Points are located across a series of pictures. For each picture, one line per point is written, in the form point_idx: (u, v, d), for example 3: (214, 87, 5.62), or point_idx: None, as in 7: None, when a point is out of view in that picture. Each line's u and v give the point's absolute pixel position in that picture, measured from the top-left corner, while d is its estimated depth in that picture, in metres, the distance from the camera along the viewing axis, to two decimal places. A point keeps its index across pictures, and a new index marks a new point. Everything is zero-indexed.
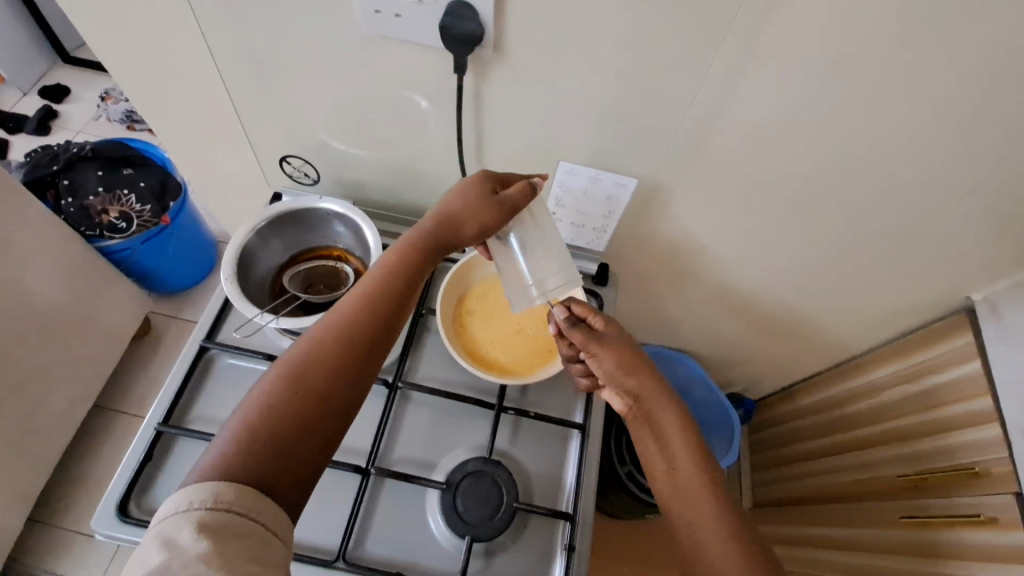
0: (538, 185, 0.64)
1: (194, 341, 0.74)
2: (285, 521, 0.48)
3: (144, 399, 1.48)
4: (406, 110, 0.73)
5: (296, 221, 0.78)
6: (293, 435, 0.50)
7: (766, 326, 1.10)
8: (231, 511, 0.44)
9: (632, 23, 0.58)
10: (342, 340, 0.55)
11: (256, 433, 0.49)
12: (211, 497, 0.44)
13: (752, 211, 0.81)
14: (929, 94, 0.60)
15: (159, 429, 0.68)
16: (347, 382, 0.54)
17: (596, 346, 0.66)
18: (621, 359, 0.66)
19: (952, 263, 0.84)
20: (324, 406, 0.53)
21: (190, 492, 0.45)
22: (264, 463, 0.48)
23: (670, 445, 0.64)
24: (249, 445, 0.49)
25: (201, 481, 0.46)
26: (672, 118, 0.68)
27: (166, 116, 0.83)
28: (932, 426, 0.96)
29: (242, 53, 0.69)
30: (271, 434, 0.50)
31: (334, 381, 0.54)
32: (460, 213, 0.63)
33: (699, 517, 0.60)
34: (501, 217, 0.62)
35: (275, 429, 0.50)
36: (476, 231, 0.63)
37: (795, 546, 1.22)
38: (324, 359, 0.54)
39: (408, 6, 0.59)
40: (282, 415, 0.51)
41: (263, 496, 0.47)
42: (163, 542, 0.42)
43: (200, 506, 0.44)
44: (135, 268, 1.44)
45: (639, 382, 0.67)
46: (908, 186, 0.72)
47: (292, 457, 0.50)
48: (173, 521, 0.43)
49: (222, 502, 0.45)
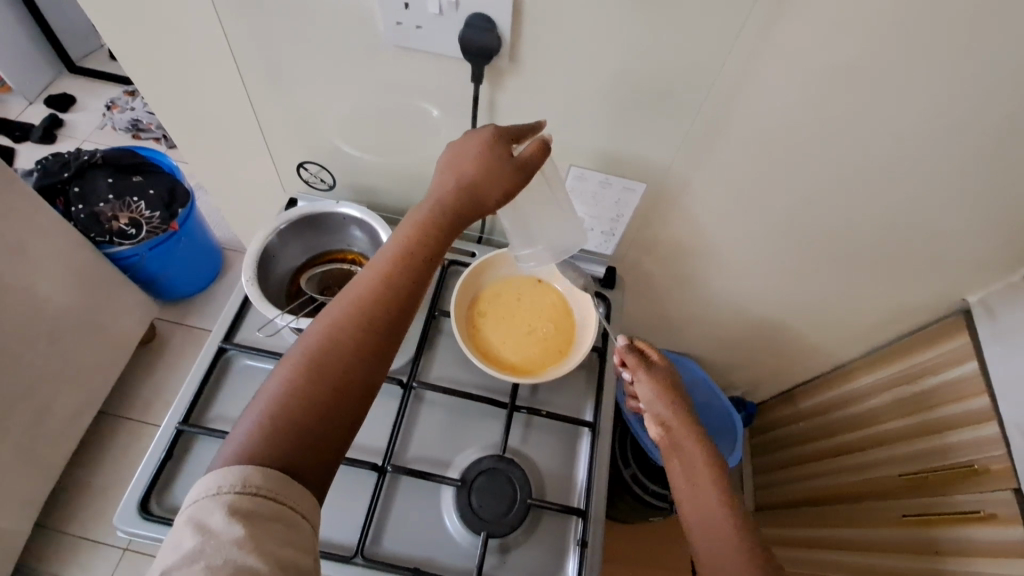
0: (551, 143, 0.62)
1: (213, 342, 0.76)
2: (313, 504, 0.49)
3: (150, 405, 1.49)
4: (421, 118, 0.75)
5: (313, 225, 0.80)
6: (327, 409, 0.52)
7: (767, 329, 1.12)
8: (260, 495, 0.46)
9: (644, 34, 0.61)
10: (369, 313, 0.56)
11: (290, 409, 0.51)
12: (240, 481, 0.46)
13: (756, 216, 0.83)
14: (926, 102, 0.63)
15: (180, 428, 0.69)
16: (366, 359, 0.55)
17: (642, 373, 0.73)
18: (659, 390, 0.73)
19: (948, 266, 0.87)
20: (351, 379, 0.54)
21: (220, 476, 0.46)
22: (286, 445, 0.49)
23: (694, 468, 0.67)
24: (270, 429, 0.50)
25: (231, 464, 0.47)
26: (681, 125, 0.70)
27: (186, 122, 0.85)
28: (930, 425, 0.99)
29: (266, 61, 0.71)
30: (307, 410, 0.51)
31: (357, 358, 0.54)
32: (481, 180, 0.61)
33: (717, 552, 0.60)
34: (519, 181, 0.61)
35: (309, 405, 0.51)
36: (499, 199, 0.62)
37: (798, 547, 1.24)
38: (353, 333, 0.55)
39: (429, 18, 0.61)
40: (312, 394, 0.52)
41: (293, 480, 0.48)
42: (196, 526, 0.44)
43: (230, 490, 0.46)
44: (142, 273, 1.45)
45: (672, 413, 0.71)
46: (906, 191, 0.74)
47: (311, 436, 0.51)
48: (205, 504, 0.45)
49: (251, 487, 0.46)
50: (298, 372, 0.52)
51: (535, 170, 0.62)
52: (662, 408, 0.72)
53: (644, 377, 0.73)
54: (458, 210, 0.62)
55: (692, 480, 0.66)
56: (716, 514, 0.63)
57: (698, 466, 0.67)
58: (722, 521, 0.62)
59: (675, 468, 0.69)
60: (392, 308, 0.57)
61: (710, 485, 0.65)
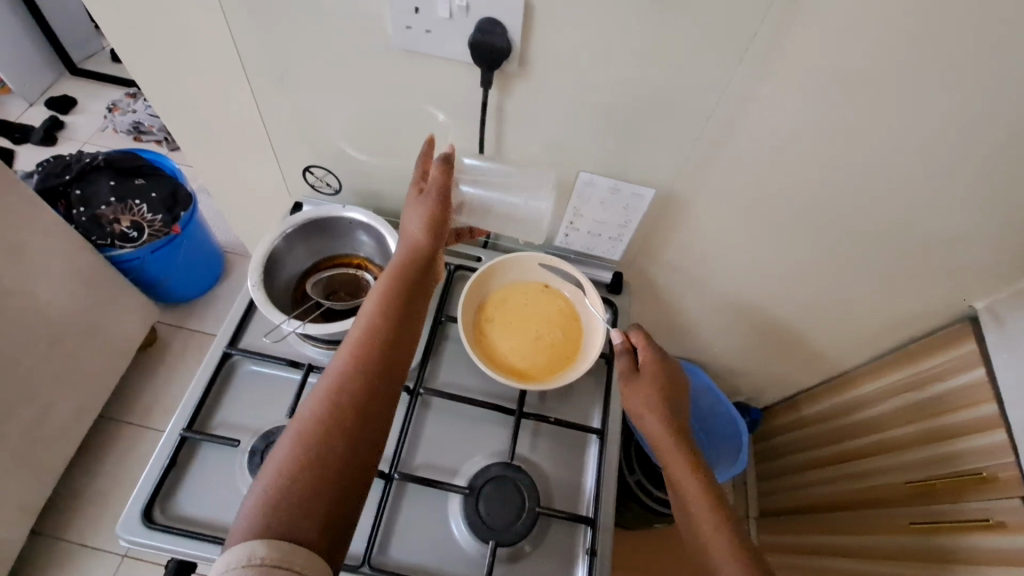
0: (448, 155, 0.69)
1: (218, 347, 0.75)
2: (323, 564, 0.49)
3: (151, 409, 1.48)
4: (428, 123, 0.75)
5: (319, 229, 0.79)
6: (323, 469, 0.53)
7: (772, 335, 1.11)
8: (266, 565, 0.46)
9: (653, 41, 0.60)
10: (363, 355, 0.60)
11: (290, 478, 0.52)
12: (246, 555, 0.46)
13: (763, 223, 0.83)
14: (938, 108, 0.63)
15: (184, 435, 0.68)
16: (352, 414, 0.56)
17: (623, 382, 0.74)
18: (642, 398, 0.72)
19: (955, 273, 0.86)
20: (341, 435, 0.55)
21: (225, 556, 0.46)
22: (287, 510, 0.50)
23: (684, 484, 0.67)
24: (274, 504, 0.50)
25: (238, 543, 0.48)
26: (690, 132, 0.70)
27: (191, 124, 0.84)
28: (937, 432, 0.98)
29: (273, 64, 0.71)
30: (312, 462, 0.53)
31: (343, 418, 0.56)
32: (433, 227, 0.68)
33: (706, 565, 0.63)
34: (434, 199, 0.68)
35: (312, 456, 0.53)
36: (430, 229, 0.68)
37: (802, 554, 1.24)
38: (352, 374, 0.58)
39: (439, 22, 0.61)
40: (306, 461, 0.53)
41: (298, 545, 0.48)
42: None
43: (236, 565, 0.45)
44: (143, 276, 1.44)
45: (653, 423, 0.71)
46: (916, 198, 0.74)
47: (312, 496, 0.51)
48: None
49: (257, 557, 0.46)
50: (305, 422, 0.55)
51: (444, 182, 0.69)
52: (645, 421, 0.72)
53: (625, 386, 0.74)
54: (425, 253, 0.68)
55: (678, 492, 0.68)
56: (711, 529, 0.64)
57: (687, 481, 0.67)
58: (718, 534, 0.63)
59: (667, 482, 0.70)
60: (385, 347, 0.61)
61: (701, 500, 0.66)
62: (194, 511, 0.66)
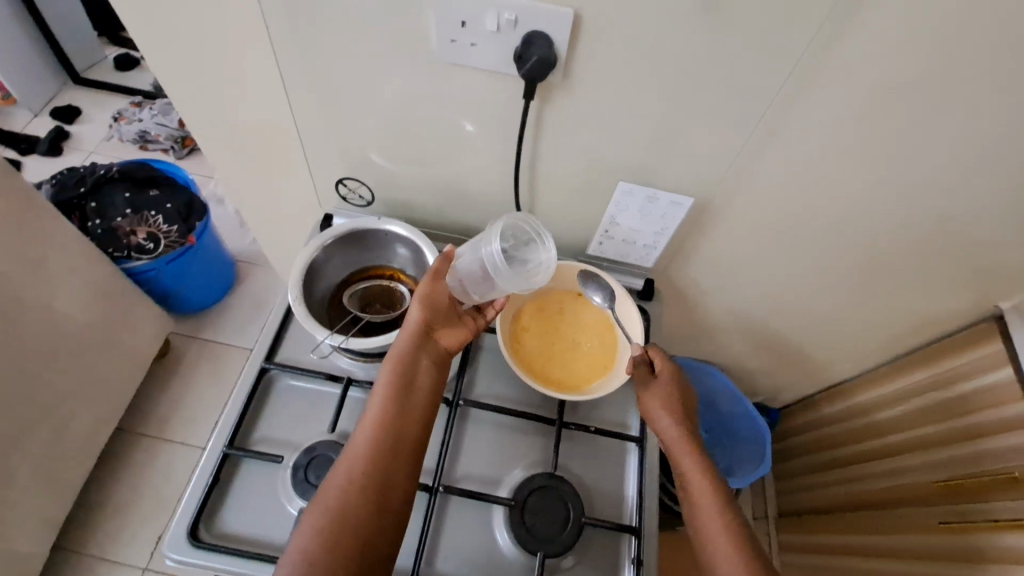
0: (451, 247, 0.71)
1: (255, 362, 0.74)
2: None
3: (166, 421, 1.47)
4: (466, 133, 0.75)
5: (355, 241, 0.79)
6: (334, 544, 0.56)
7: (796, 338, 1.12)
8: None
9: (699, 52, 0.60)
10: (372, 435, 0.63)
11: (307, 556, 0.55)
12: None
13: (796, 231, 0.83)
14: (980, 120, 0.63)
15: (226, 452, 0.68)
16: (358, 489, 0.59)
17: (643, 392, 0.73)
18: (660, 408, 0.71)
19: (985, 276, 0.87)
20: (348, 513, 0.58)
21: None
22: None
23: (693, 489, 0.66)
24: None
25: None
26: (730, 141, 0.69)
27: (222, 136, 0.84)
28: (963, 432, 0.99)
29: (312, 76, 0.71)
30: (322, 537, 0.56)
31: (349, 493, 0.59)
32: (430, 308, 0.71)
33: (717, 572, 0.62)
34: (433, 283, 0.71)
35: (321, 531, 0.57)
36: (427, 308, 0.70)
37: (824, 554, 1.24)
38: (365, 452, 0.62)
39: (486, 35, 0.61)
40: (317, 538, 0.56)
41: None
42: None
43: None
44: (158, 288, 1.43)
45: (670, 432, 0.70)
46: (952, 205, 0.74)
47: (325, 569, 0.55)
48: None
49: None
50: (321, 503, 0.58)
51: (444, 266, 0.71)
52: (661, 423, 0.70)
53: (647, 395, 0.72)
54: (425, 333, 0.70)
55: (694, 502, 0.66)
56: (715, 538, 0.63)
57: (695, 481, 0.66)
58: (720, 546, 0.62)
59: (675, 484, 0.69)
60: (393, 425, 0.64)
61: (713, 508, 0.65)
62: (239, 529, 0.66)
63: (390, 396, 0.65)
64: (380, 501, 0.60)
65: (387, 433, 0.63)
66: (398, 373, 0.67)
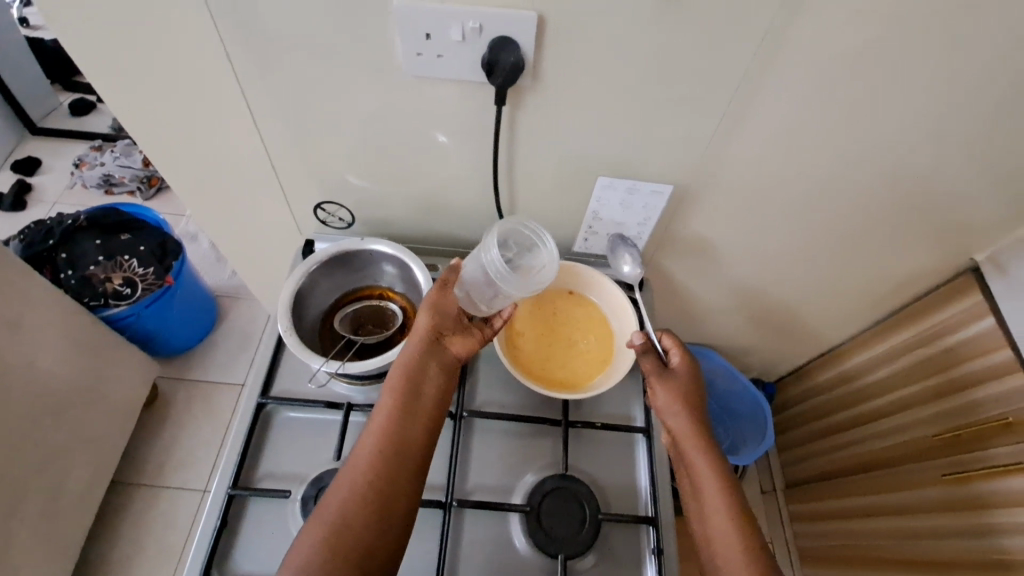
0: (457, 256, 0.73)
1: (250, 399, 0.73)
2: None
3: (163, 468, 1.43)
4: (441, 145, 0.74)
5: (341, 264, 0.78)
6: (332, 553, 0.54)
7: (785, 312, 1.14)
8: None
9: (663, 42, 0.61)
10: (380, 440, 0.61)
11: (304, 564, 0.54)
12: None
13: (775, 207, 0.84)
14: (939, 81, 0.65)
15: (231, 493, 0.66)
16: (360, 496, 0.58)
17: (655, 381, 0.73)
18: (672, 398, 0.71)
19: (958, 231, 0.89)
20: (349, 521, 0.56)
21: None
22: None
23: (698, 478, 0.66)
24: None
25: None
26: (702, 126, 0.70)
27: (193, 173, 0.82)
28: (954, 384, 1.01)
29: (279, 103, 0.70)
30: (322, 544, 0.55)
31: (351, 502, 0.57)
32: (437, 312, 0.71)
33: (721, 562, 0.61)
34: (441, 289, 0.72)
35: (321, 539, 0.55)
36: (435, 313, 0.71)
37: (835, 520, 1.26)
38: (370, 459, 0.60)
39: (452, 46, 0.61)
40: (316, 545, 0.55)
41: None
42: None
43: None
44: (139, 334, 1.41)
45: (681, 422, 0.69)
46: (922, 164, 0.76)
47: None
48: None
49: None
50: (326, 509, 0.57)
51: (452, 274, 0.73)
52: (671, 418, 0.70)
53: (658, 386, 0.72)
54: (435, 336, 0.70)
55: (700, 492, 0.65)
56: (721, 524, 0.62)
57: (704, 473, 0.66)
58: (728, 532, 0.62)
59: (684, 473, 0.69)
60: (401, 432, 0.63)
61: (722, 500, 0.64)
62: (254, 570, 0.64)
63: (396, 400, 0.64)
64: (383, 509, 0.58)
65: (393, 437, 0.62)
66: (404, 378, 0.66)
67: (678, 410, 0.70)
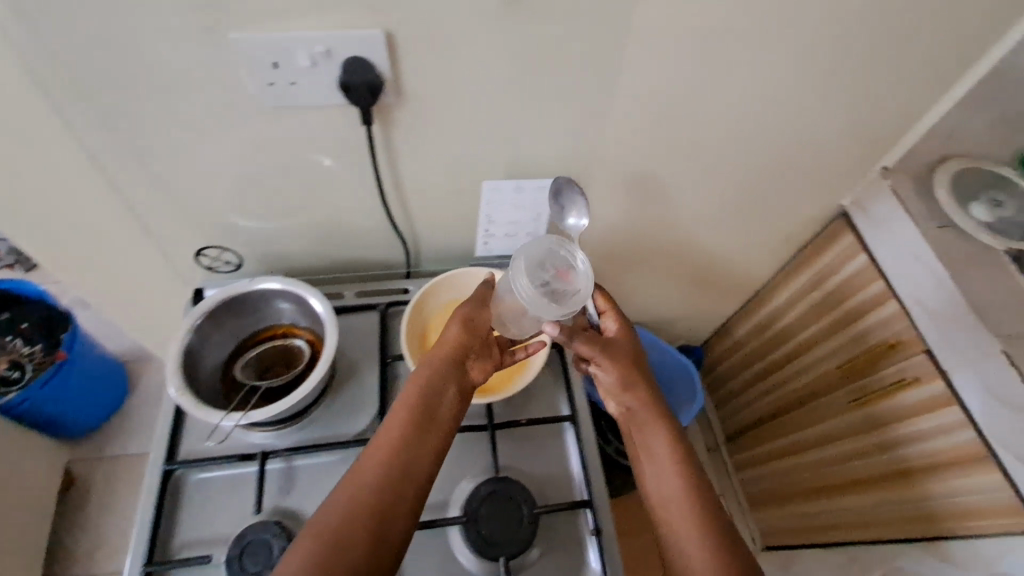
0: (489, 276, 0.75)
1: (155, 467, 0.68)
2: None
3: (89, 556, 1.31)
4: (316, 172, 0.73)
5: (232, 310, 0.74)
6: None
7: (692, 278, 1.20)
8: None
9: (514, 44, 0.62)
10: (384, 462, 0.59)
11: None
12: None
13: (655, 183, 0.89)
14: (769, 49, 0.71)
15: (147, 571, 0.62)
16: (362, 521, 0.55)
17: (602, 357, 0.73)
18: (620, 371, 0.72)
19: (820, 179, 0.98)
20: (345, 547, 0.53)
21: None
22: None
23: (654, 455, 0.68)
24: None
25: None
26: (571, 117, 0.73)
27: (48, 239, 0.76)
28: (844, 318, 1.11)
29: (131, 151, 0.65)
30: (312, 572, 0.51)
31: (345, 531, 0.54)
32: (467, 330, 0.70)
33: (673, 523, 0.63)
34: (471, 307, 0.72)
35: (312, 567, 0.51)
36: (459, 330, 0.70)
37: (772, 461, 1.35)
38: (373, 482, 0.58)
39: (302, 71, 0.60)
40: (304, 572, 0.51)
41: None
42: None
43: None
44: (39, 416, 1.29)
45: (629, 394, 0.72)
46: (774, 124, 0.83)
47: None
48: None
49: None
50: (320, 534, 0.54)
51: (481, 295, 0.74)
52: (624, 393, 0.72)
53: (601, 361, 0.73)
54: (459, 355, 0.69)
55: (653, 460, 0.68)
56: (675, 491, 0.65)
57: (660, 443, 0.68)
58: (681, 506, 0.64)
59: (639, 451, 0.71)
60: (410, 458, 0.60)
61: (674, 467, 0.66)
62: None
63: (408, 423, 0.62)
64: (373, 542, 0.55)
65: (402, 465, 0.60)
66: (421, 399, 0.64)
67: (620, 385, 0.72)
